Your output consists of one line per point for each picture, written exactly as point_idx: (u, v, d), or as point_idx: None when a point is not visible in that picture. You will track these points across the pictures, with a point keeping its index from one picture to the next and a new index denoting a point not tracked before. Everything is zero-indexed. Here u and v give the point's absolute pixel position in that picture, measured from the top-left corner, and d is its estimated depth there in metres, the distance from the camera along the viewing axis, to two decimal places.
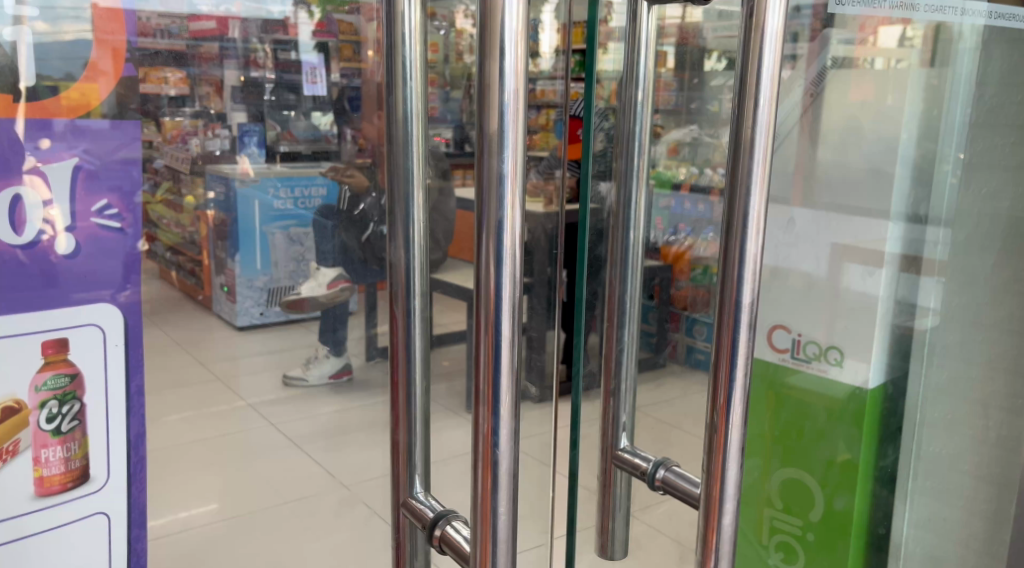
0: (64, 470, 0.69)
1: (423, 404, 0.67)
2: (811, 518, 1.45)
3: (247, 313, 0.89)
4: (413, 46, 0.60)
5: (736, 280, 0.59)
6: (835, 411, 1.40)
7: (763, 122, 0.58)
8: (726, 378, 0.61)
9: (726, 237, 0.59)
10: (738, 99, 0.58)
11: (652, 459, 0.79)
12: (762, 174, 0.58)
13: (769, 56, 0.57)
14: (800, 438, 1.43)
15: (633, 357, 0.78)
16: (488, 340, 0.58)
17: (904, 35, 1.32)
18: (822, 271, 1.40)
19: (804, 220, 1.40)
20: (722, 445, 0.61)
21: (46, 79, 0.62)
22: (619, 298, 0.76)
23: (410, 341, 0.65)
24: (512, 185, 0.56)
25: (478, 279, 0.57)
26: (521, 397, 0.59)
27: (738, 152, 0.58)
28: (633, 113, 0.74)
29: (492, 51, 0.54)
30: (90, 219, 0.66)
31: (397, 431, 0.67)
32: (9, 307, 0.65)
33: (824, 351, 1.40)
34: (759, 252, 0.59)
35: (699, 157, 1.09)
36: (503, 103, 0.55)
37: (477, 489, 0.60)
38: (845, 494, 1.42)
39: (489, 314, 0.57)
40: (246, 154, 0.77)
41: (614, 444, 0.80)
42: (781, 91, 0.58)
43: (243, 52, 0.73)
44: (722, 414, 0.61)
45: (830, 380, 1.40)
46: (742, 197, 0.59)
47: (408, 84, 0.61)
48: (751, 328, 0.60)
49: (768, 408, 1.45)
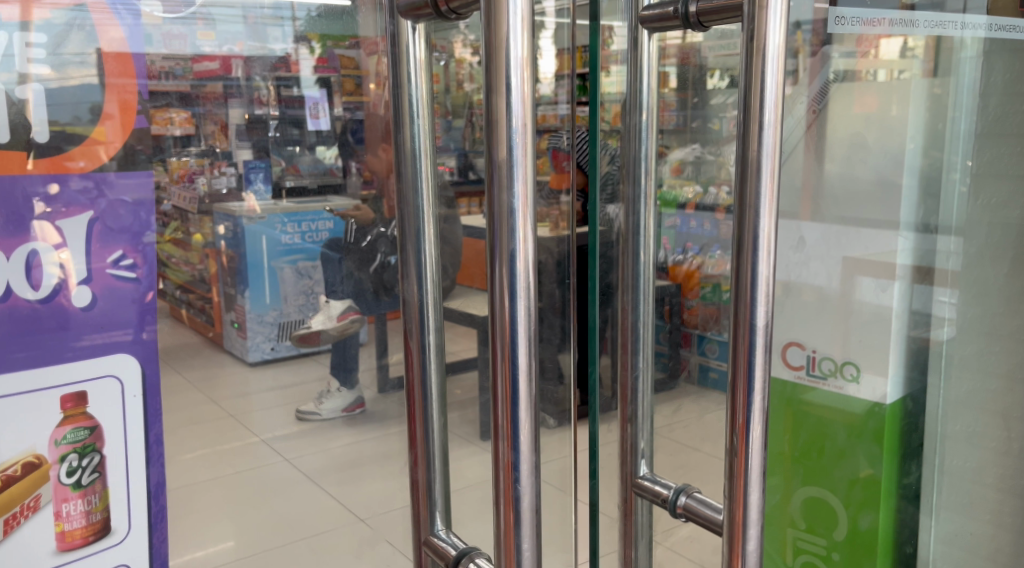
0: (85, 524, 0.70)
1: (441, 440, 0.69)
2: (835, 537, 1.42)
3: (258, 351, 0.75)
4: (417, 67, 0.64)
5: (750, 301, 0.62)
6: (855, 428, 1.37)
7: (768, 145, 0.60)
8: (744, 403, 0.63)
9: (737, 258, 0.62)
10: (743, 120, 0.60)
11: (671, 485, 0.82)
12: (770, 193, 0.60)
13: (771, 76, 0.59)
14: (820, 457, 1.39)
15: (649, 384, 0.80)
16: (506, 371, 0.60)
17: (905, 47, 1.29)
18: (834, 288, 1.35)
19: (815, 238, 1.35)
20: (743, 470, 0.64)
21: (54, 124, 0.63)
22: (632, 325, 0.79)
23: (425, 377, 0.68)
24: (524, 223, 0.58)
25: (493, 308, 0.59)
26: (539, 426, 0.61)
27: (746, 174, 0.60)
28: (639, 140, 0.76)
29: (499, 85, 0.56)
30: (105, 269, 0.67)
31: (415, 470, 0.70)
32: (26, 363, 0.66)
33: (839, 367, 1.37)
34: (770, 273, 0.61)
35: (703, 176, 1.08)
36: (511, 133, 0.57)
37: (500, 524, 0.62)
38: (869, 513, 1.40)
39: (505, 343, 0.59)
40: (252, 191, 0.73)
41: (634, 472, 0.82)
42: (783, 110, 0.60)
43: (246, 90, 0.70)
44: (742, 434, 0.63)
45: (846, 397, 1.38)
46: (752, 217, 0.61)
47: (415, 121, 0.64)
48: (766, 350, 0.62)
49: (787, 425, 1.38)
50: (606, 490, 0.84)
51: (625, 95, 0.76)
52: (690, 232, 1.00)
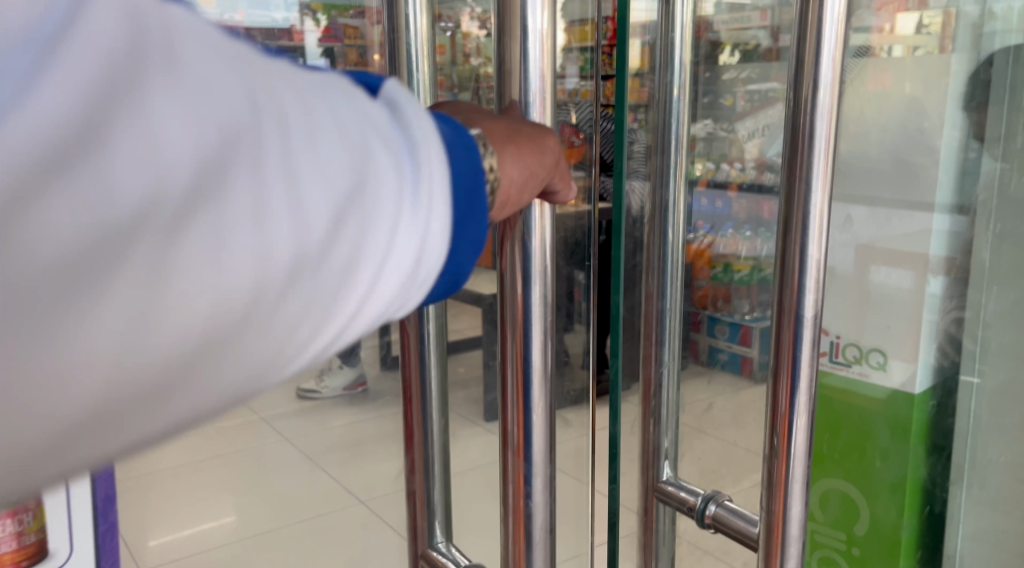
0: None
1: (441, 436, 0.69)
2: (856, 531, 1.36)
3: None
4: (418, 26, 0.63)
5: (797, 286, 0.57)
6: (898, 427, 1.28)
7: (823, 109, 0.54)
8: (787, 401, 0.59)
9: (783, 238, 0.58)
10: (794, 84, 0.55)
11: (700, 493, 0.76)
12: (824, 165, 0.55)
13: (830, 29, 0.53)
14: (861, 458, 1.32)
15: (673, 384, 0.77)
16: (518, 340, 0.59)
17: (920, 22, 1.18)
18: (847, 267, 1.31)
19: (863, 217, 1.29)
20: (784, 480, 0.60)
21: None
22: (658, 312, 0.75)
23: (424, 358, 0.67)
24: (539, 205, 0.57)
25: (507, 294, 0.58)
26: (553, 402, 0.61)
27: (797, 142, 0.56)
28: (670, 109, 0.72)
29: (512, 28, 0.56)
30: None
31: (413, 478, 0.69)
32: None
33: (865, 354, 1.32)
34: (820, 256, 0.57)
35: (715, 153, 1.04)
36: (525, 83, 0.56)
37: (509, 499, 0.62)
38: (911, 518, 1.29)
39: (518, 324, 0.59)
40: None
41: (656, 477, 0.78)
42: (842, 73, 0.55)
43: None
44: (784, 430, 0.60)
45: (871, 384, 1.31)
46: (802, 192, 0.56)
47: (414, 69, 0.64)
48: (814, 339, 0.58)
49: (831, 424, 1.35)
50: (626, 485, 0.80)
51: (656, 66, 0.71)
52: (702, 211, 0.95)
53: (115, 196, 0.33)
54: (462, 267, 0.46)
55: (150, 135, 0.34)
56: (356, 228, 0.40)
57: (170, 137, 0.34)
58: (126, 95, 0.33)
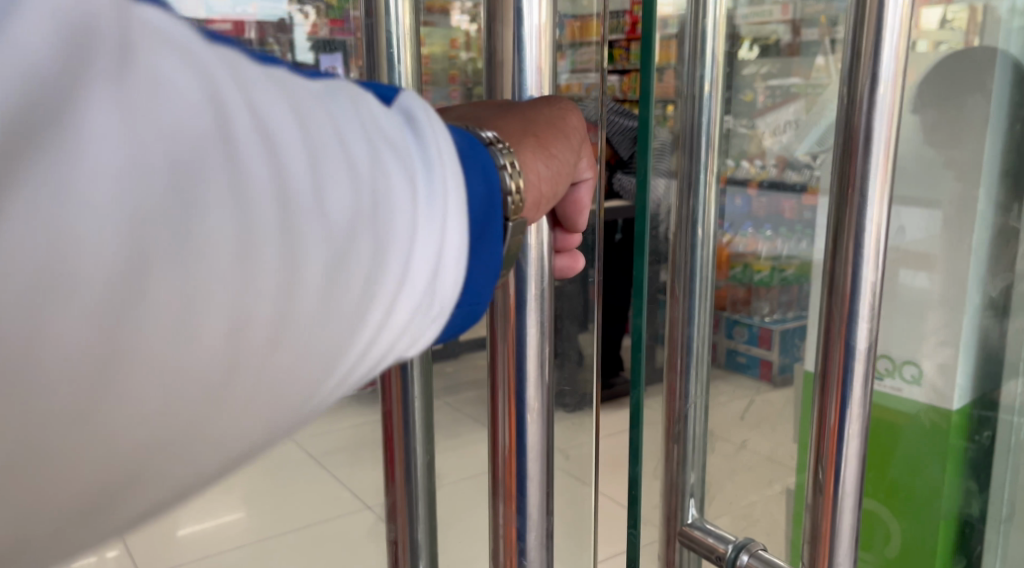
0: None
1: (423, 420, 0.67)
2: (886, 553, 1.29)
3: None
4: (401, 17, 0.60)
5: (847, 315, 0.51)
6: (951, 462, 1.19)
7: (882, 115, 0.48)
8: (832, 451, 0.53)
9: (832, 262, 0.51)
10: (848, 79, 0.49)
11: (731, 540, 0.65)
12: (881, 182, 0.49)
13: (892, 26, 0.47)
14: (909, 496, 1.24)
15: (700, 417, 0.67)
16: (509, 347, 0.56)
17: (946, 17, 1.12)
18: None
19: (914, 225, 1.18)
20: (830, 540, 0.54)
21: None
22: (685, 339, 0.65)
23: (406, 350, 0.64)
24: None
25: (499, 290, 0.55)
26: (549, 405, 0.58)
27: (847, 154, 0.49)
28: (700, 103, 0.62)
29: (507, 17, 0.53)
30: None
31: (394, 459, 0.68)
32: None
33: (899, 366, 1.23)
34: (877, 279, 0.50)
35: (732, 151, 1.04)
36: (521, 76, 0.54)
37: (501, 513, 0.59)
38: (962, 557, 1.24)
39: (510, 324, 0.56)
40: None
41: (680, 517, 0.67)
42: (904, 69, 0.48)
43: None
44: (831, 468, 0.53)
45: (907, 398, 1.23)
46: (855, 209, 0.49)
47: (395, 67, 0.61)
48: (867, 369, 0.52)
49: (878, 458, 1.26)
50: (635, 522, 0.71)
51: (688, 55, 0.61)
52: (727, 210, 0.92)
53: (152, 182, 0.28)
54: (480, 293, 0.42)
55: (186, 111, 0.29)
56: (379, 234, 0.35)
57: (174, 142, 0.29)
58: (127, 98, 0.28)
